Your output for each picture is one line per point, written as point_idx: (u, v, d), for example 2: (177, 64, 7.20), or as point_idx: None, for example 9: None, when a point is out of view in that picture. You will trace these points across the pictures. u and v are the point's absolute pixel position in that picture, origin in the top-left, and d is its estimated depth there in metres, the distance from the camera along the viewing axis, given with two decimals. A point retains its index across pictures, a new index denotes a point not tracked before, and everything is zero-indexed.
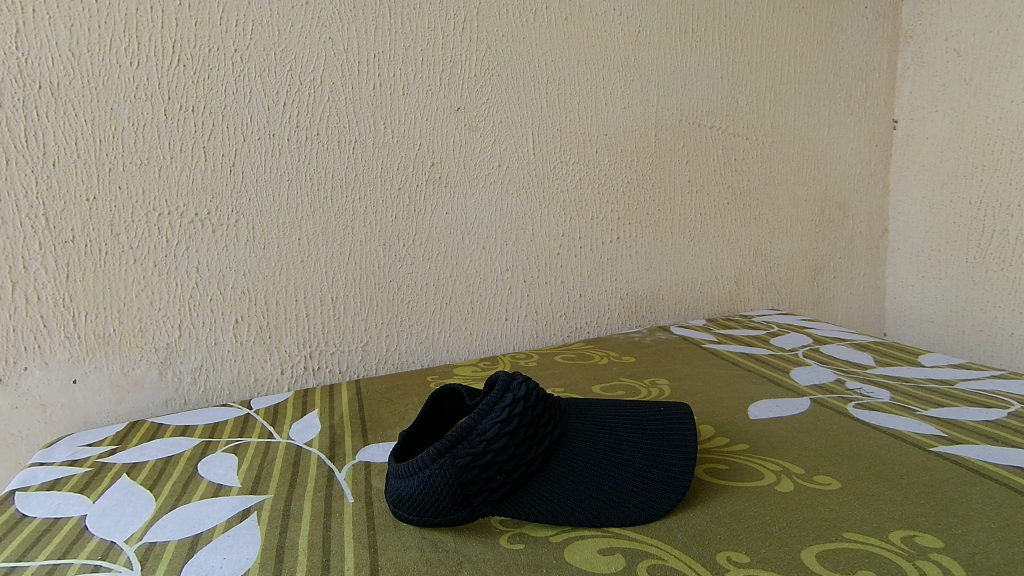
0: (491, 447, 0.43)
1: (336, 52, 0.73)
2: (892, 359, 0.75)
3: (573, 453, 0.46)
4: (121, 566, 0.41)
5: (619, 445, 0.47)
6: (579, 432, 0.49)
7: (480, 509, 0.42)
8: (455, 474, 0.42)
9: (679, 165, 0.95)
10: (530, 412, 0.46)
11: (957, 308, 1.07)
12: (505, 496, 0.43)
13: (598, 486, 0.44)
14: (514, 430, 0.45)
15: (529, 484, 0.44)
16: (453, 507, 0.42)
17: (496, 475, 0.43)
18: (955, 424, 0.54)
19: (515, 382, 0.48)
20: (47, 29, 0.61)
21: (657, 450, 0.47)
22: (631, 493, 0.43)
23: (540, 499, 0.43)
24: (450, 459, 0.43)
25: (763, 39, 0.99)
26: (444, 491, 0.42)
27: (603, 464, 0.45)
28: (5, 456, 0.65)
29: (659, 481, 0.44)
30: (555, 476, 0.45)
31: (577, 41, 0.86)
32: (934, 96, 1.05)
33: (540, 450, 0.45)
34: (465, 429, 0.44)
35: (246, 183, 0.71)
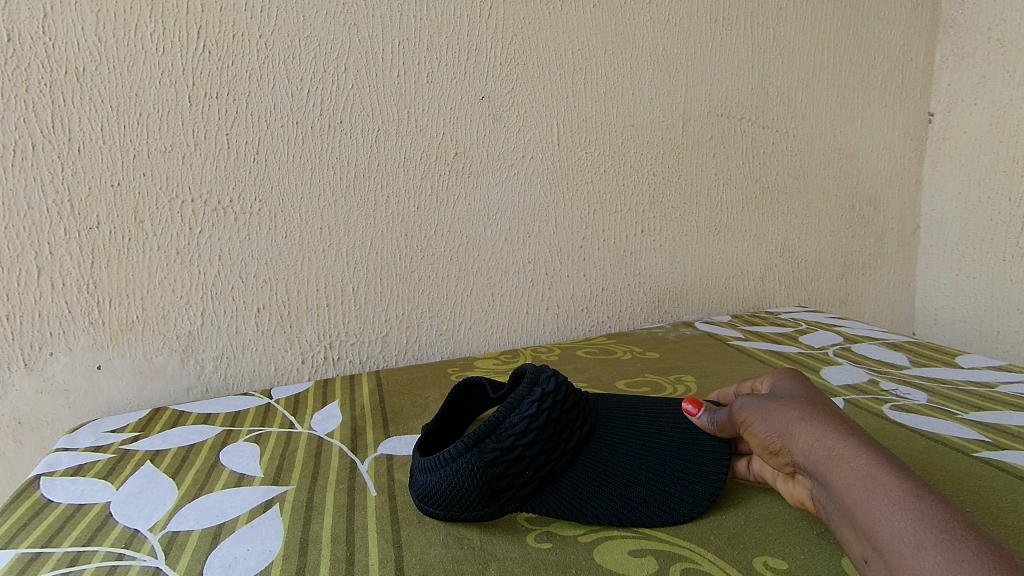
0: (519, 441, 0.43)
1: (360, 39, 0.72)
2: (927, 360, 0.73)
3: (601, 452, 0.46)
4: (145, 555, 0.41)
5: (649, 445, 0.46)
6: (606, 430, 0.48)
7: (507, 505, 0.42)
8: (483, 468, 0.42)
9: (706, 158, 0.93)
10: (559, 408, 0.46)
11: (992, 307, 1.04)
12: (532, 493, 0.43)
13: (631, 486, 0.43)
14: (543, 424, 0.44)
15: (557, 481, 0.44)
16: (480, 502, 0.42)
17: (524, 471, 0.43)
18: (998, 429, 0.53)
19: (543, 376, 0.48)
20: (73, 14, 0.61)
21: (688, 450, 0.46)
22: (664, 494, 0.42)
23: (571, 498, 0.42)
24: (475, 448, 0.42)
25: (795, 27, 0.96)
26: (470, 486, 0.41)
27: (634, 464, 0.45)
28: (29, 440, 0.66)
29: (691, 482, 0.43)
30: (584, 474, 0.44)
31: (605, 29, 0.84)
32: (973, 88, 1.02)
33: (569, 446, 0.45)
34: (492, 422, 0.44)
35: (269, 171, 0.70)
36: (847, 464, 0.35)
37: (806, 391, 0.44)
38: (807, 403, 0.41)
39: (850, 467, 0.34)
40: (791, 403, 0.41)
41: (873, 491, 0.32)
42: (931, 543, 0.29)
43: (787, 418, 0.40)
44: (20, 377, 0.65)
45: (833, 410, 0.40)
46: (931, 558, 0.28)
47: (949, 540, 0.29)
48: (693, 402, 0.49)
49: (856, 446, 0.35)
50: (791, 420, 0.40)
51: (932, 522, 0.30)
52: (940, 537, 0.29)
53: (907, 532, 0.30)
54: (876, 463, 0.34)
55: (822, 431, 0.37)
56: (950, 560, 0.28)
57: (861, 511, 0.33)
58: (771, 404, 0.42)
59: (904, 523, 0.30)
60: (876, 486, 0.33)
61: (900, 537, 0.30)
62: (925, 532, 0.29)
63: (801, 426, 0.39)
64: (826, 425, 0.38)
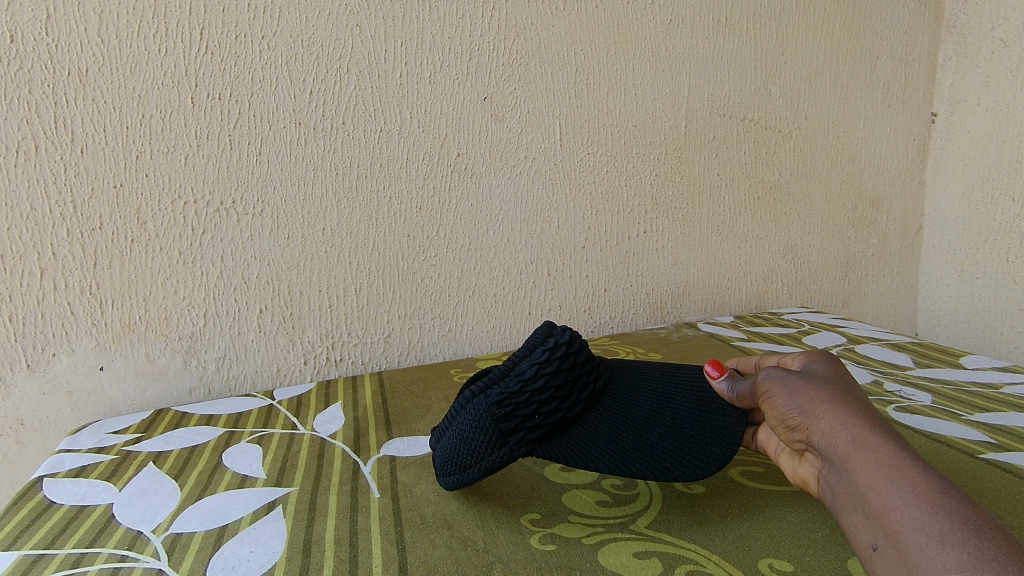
0: (528, 386, 0.44)
1: (363, 40, 0.72)
2: (932, 361, 0.72)
3: (614, 408, 0.46)
4: (148, 556, 0.41)
5: (665, 405, 0.46)
6: (621, 390, 0.48)
7: (516, 448, 0.42)
8: (491, 411, 0.43)
9: (709, 158, 0.93)
10: (572, 358, 0.46)
11: (995, 308, 1.04)
12: (542, 438, 0.43)
13: (643, 439, 0.43)
14: (555, 371, 0.45)
15: (569, 429, 0.44)
16: (489, 447, 0.42)
17: (534, 415, 0.43)
18: (1004, 431, 0.53)
19: (558, 330, 0.49)
20: (76, 15, 0.61)
21: (701, 412, 0.45)
22: (675, 452, 0.42)
23: (581, 446, 0.42)
24: (487, 395, 0.44)
25: (798, 27, 0.96)
26: (482, 426, 0.43)
27: (647, 420, 0.44)
28: (32, 441, 0.66)
29: (705, 440, 0.42)
30: (596, 425, 0.44)
31: (607, 29, 0.84)
32: (976, 88, 1.02)
33: (581, 396, 0.45)
34: (503, 371, 0.46)
35: (272, 172, 0.70)
36: (871, 452, 0.33)
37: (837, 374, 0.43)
38: (835, 388, 0.40)
39: (873, 456, 0.33)
40: (818, 384, 0.40)
41: (897, 482, 0.31)
42: (956, 539, 0.27)
43: (811, 399, 0.39)
44: (23, 378, 0.65)
45: (862, 400, 0.38)
46: (954, 554, 0.27)
47: (976, 538, 0.27)
48: (716, 366, 0.49)
49: (883, 437, 0.34)
50: (816, 401, 0.38)
51: (958, 518, 0.28)
52: (967, 535, 0.27)
53: (931, 525, 0.28)
54: (902, 456, 0.32)
55: (847, 418, 0.36)
56: (975, 558, 0.26)
57: (880, 501, 0.31)
58: (796, 381, 0.41)
59: (928, 517, 0.29)
60: (898, 475, 0.31)
61: (919, 528, 0.29)
62: (948, 526, 0.28)
63: (825, 409, 0.37)
64: (853, 412, 0.36)
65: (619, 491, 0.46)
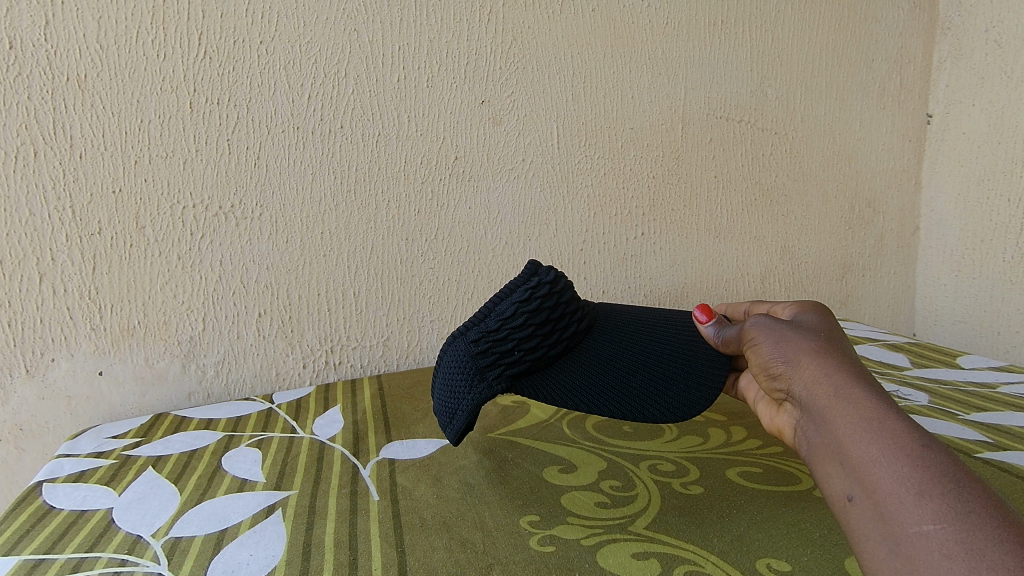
0: (508, 325, 0.45)
1: (361, 44, 0.72)
2: (929, 361, 0.73)
3: (599, 346, 0.48)
4: (147, 561, 0.41)
5: (650, 346, 0.49)
6: (608, 328, 0.50)
7: (494, 384, 0.44)
8: (472, 351, 0.44)
9: (706, 160, 0.93)
10: (555, 297, 0.47)
11: (992, 308, 1.05)
12: (521, 374, 0.45)
13: (629, 381, 0.46)
14: (536, 310, 0.46)
15: (551, 367, 0.46)
16: (468, 384, 0.44)
17: (514, 352, 0.45)
18: (1000, 430, 0.53)
19: (542, 269, 0.49)
20: (75, 21, 0.61)
21: (687, 355, 0.49)
22: (659, 396, 0.46)
23: (565, 387, 0.45)
24: (467, 335, 0.45)
25: (793, 29, 0.96)
26: (461, 365, 0.45)
27: (632, 358, 0.48)
28: (31, 446, 0.66)
29: (687, 384, 0.47)
30: (577, 365, 0.47)
31: (604, 33, 0.84)
32: (971, 89, 1.03)
33: (564, 336, 0.47)
34: (485, 311, 0.46)
35: (270, 176, 0.70)
36: (853, 407, 0.34)
37: (824, 327, 0.44)
38: (823, 341, 0.41)
39: (856, 411, 0.34)
40: (806, 336, 0.41)
41: (878, 435, 0.32)
42: (935, 492, 0.29)
43: (797, 352, 0.40)
44: (21, 384, 0.65)
45: (846, 352, 0.40)
46: (932, 506, 0.28)
47: (955, 491, 0.28)
48: (705, 311, 0.51)
49: (865, 391, 0.35)
50: (802, 353, 0.40)
51: (937, 472, 0.29)
52: (945, 488, 0.29)
53: (910, 478, 0.30)
54: (884, 409, 0.33)
55: (831, 372, 0.37)
56: (954, 510, 0.28)
57: (860, 454, 0.32)
58: (784, 333, 0.42)
59: (907, 470, 0.30)
60: (879, 429, 0.32)
61: (897, 481, 0.30)
62: (927, 480, 0.29)
63: (811, 362, 0.39)
64: (837, 365, 0.38)
65: (618, 493, 0.46)
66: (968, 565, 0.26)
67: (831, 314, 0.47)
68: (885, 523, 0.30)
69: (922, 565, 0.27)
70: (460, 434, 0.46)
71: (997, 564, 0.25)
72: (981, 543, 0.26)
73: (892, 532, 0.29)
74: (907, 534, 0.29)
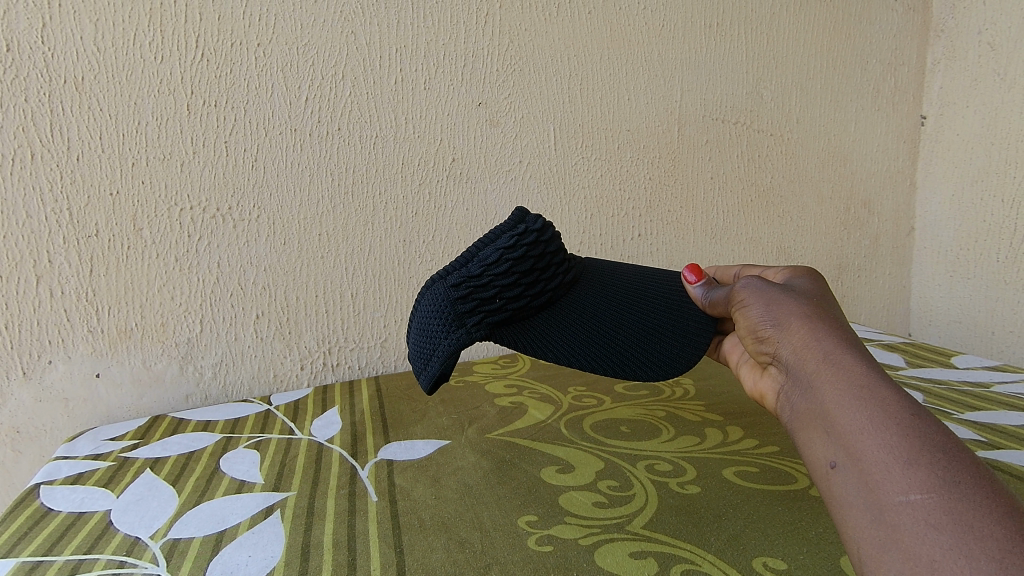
0: (491, 271, 0.45)
1: (358, 46, 0.72)
2: (923, 360, 0.73)
3: (582, 299, 0.48)
4: (146, 562, 0.41)
5: (635, 304, 0.49)
6: (592, 284, 0.50)
7: (474, 330, 0.43)
8: (453, 296, 0.44)
9: (702, 162, 0.94)
10: (541, 246, 0.47)
11: (987, 308, 1.05)
12: (502, 323, 0.44)
13: (613, 335, 0.46)
14: (521, 258, 0.46)
15: (533, 318, 0.46)
16: (446, 329, 0.44)
17: (496, 299, 0.44)
18: (994, 429, 0.53)
19: (529, 217, 0.49)
20: (72, 23, 0.61)
21: (672, 314, 0.49)
22: (644, 352, 0.45)
23: (546, 339, 0.45)
24: (448, 280, 0.45)
25: (789, 32, 0.97)
26: (440, 309, 0.44)
27: (616, 314, 0.47)
28: (28, 448, 0.66)
29: (673, 342, 0.46)
30: (560, 316, 0.46)
31: (600, 35, 0.84)
32: (965, 91, 1.03)
33: (548, 286, 0.47)
34: (468, 256, 0.46)
35: (268, 179, 0.71)
36: (842, 374, 0.33)
37: (818, 292, 0.43)
38: (813, 304, 0.40)
39: (845, 377, 0.33)
40: (797, 299, 0.40)
41: (867, 403, 0.31)
42: (924, 462, 0.28)
43: (787, 316, 0.39)
44: (18, 386, 0.64)
45: (837, 319, 0.39)
46: (921, 475, 0.27)
47: (946, 462, 0.28)
48: (693, 272, 0.51)
49: (854, 356, 0.34)
50: (792, 316, 0.39)
51: (927, 442, 0.28)
52: (935, 458, 0.28)
53: (899, 447, 0.29)
54: (873, 376, 0.32)
55: (821, 337, 0.36)
56: (942, 481, 0.27)
57: (846, 420, 0.31)
58: (775, 295, 0.41)
59: (896, 439, 0.29)
60: (867, 395, 0.31)
61: (883, 449, 0.29)
62: (916, 449, 0.28)
63: (802, 326, 0.38)
64: (827, 330, 0.37)
65: (615, 493, 0.46)
66: (956, 537, 0.25)
67: (824, 280, 0.46)
68: (868, 491, 0.29)
69: (907, 535, 0.27)
70: (434, 382, 0.45)
71: (988, 538, 0.25)
72: (971, 516, 0.26)
73: (876, 501, 0.28)
74: (893, 504, 0.28)
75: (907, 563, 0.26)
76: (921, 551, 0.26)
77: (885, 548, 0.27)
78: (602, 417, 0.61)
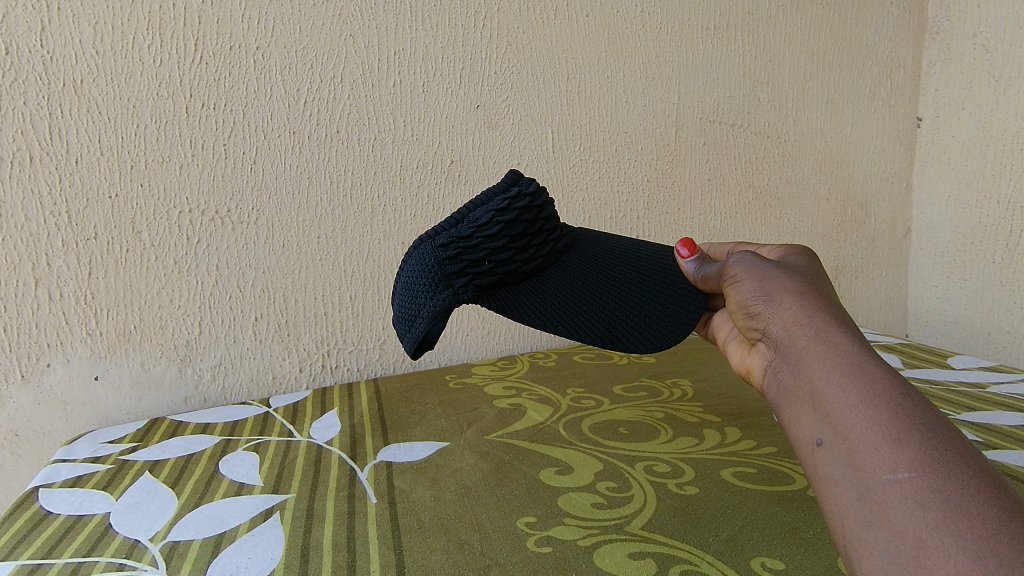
0: (481, 233, 0.45)
1: (357, 49, 0.72)
2: (920, 361, 0.74)
3: (572, 268, 0.48)
4: (145, 565, 0.41)
5: (626, 275, 0.49)
6: (584, 253, 0.50)
7: (461, 292, 0.43)
8: (440, 255, 0.44)
9: (699, 164, 0.94)
10: (533, 210, 0.47)
11: (983, 309, 1.06)
12: (489, 287, 0.44)
13: (602, 305, 0.46)
14: (513, 221, 0.46)
15: (522, 284, 0.46)
16: (431, 290, 0.43)
17: (485, 262, 0.44)
18: (991, 429, 0.54)
19: (522, 181, 0.49)
20: (71, 27, 0.61)
21: (663, 286, 0.49)
22: (632, 324, 0.46)
23: (533, 306, 0.45)
24: (437, 239, 0.44)
25: (785, 35, 0.97)
26: (428, 269, 0.44)
27: (605, 284, 0.48)
28: (27, 451, 0.66)
29: (661, 315, 0.47)
30: (549, 283, 0.47)
31: (598, 38, 0.85)
32: (960, 93, 1.04)
33: (539, 253, 0.47)
34: (459, 217, 0.46)
35: (267, 181, 0.71)
36: (832, 351, 0.33)
37: (811, 270, 0.43)
38: (806, 281, 0.39)
39: (835, 356, 0.32)
40: (789, 275, 0.40)
41: (856, 381, 0.31)
42: (913, 440, 0.27)
43: (779, 292, 0.39)
44: (17, 389, 0.64)
45: (829, 296, 0.38)
46: (909, 453, 0.27)
47: (935, 440, 0.27)
48: (687, 246, 0.50)
49: (846, 333, 0.34)
50: (784, 292, 0.38)
51: (918, 420, 0.28)
52: (924, 436, 0.27)
53: (888, 425, 0.28)
54: (864, 354, 0.32)
55: (812, 314, 0.36)
56: (931, 459, 0.27)
57: (835, 399, 0.31)
58: (767, 270, 0.41)
59: (885, 417, 0.29)
60: (858, 373, 0.31)
61: (872, 427, 0.29)
62: (906, 427, 0.28)
63: (794, 302, 0.37)
64: (818, 306, 0.36)
65: (614, 493, 0.46)
66: (942, 515, 0.25)
67: (818, 260, 0.45)
68: (854, 468, 0.29)
69: (893, 514, 0.26)
70: (416, 344, 0.44)
71: (976, 517, 0.24)
72: (958, 494, 0.25)
73: (861, 479, 0.28)
74: (880, 482, 0.27)
75: (893, 542, 0.26)
76: (907, 529, 0.25)
77: (870, 527, 0.27)
78: (600, 419, 0.61)
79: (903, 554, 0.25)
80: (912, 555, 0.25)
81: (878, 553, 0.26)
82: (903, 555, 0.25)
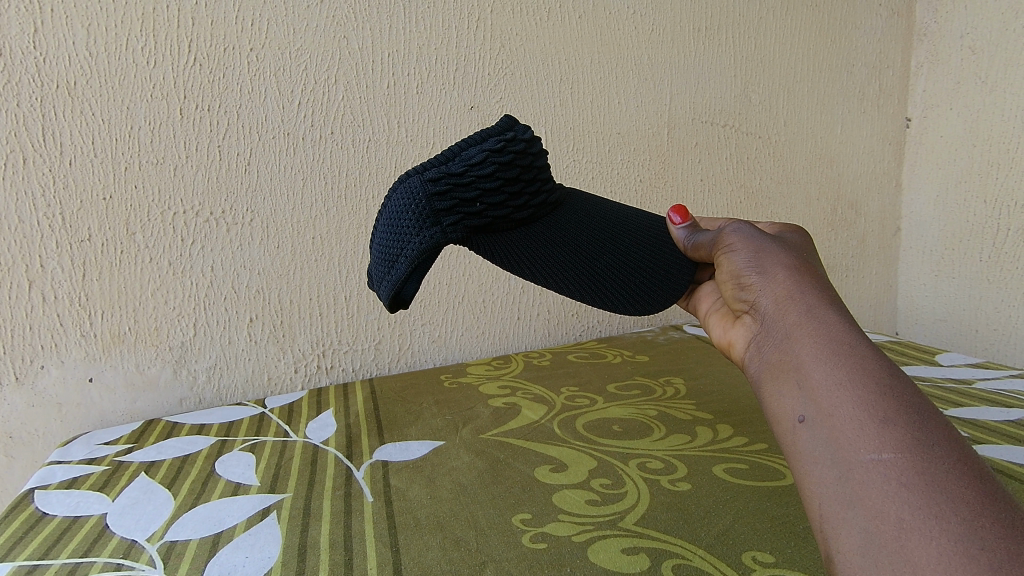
0: (474, 171, 0.44)
1: (350, 51, 0.73)
2: (909, 358, 0.75)
3: (564, 220, 0.49)
4: (143, 564, 0.41)
5: (618, 233, 0.49)
6: (576, 208, 0.50)
7: (449, 232, 0.43)
8: (430, 191, 0.43)
9: (691, 164, 0.95)
10: (529, 157, 0.47)
11: (970, 306, 1.07)
12: (478, 230, 0.45)
13: (593, 263, 0.47)
14: (507, 164, 0.45)
15: (511, 232, 0.46)
16: (417, 227, 0.43)
17: (476, 203, 0.44)
18: (977, 424, 0.55)
19: (518, 126, 0.48)
20: (64, 28, 0.61)
21: (654, 250, 0.50)
22: (620, 284, 0.47)
23: (521, 256, 0.46)
24: (426, 174, 0.44)
25: (776, 36, 0.98)
26: (415, 204, 0.43)
27: (598, 241, 0.48)
28: (21, 453, 0.66)
29: (650, 277, 0.48)
30: (540, 234, 0.47)
31: (591, 40, 0.85)
32: (948, 94, 1.05)
33: (532, 203, 0.47)
34: (450, 154, 0.45)
35: (261, 182, 0.71)
36: (823, 330, 0.33)
37: (805, 249, 0.44)
38: (800, 258, 0.40)
39: (824, 333, 0.33)
40: (783, 250, 0.41)
41: (845, 360, 0.31)
42: (900, 422, 0.28)
43: (773, 266, 0.39)
44: (11, 391, 0.64)
45: (821, 274, 0.39)
46: (895, 436, 0.28)
47: (921, 424, 0.28)
48: (679, 213, 0.51)
49: (836, 312, 0.34)
50: (776, 267, 0.39)
51: (904, 403, 0.29)
52: (911, 419, 0.28)
53: (876, 406, 0.29)
54: (853, 335, 0.33)
55: (804, 291, 0.37)
56: (916, 441, 0.27)
57: (822, 376, 0.32)
58: (761, 244, 0.42)
59: (873, 398, 0.29)
60: (847, 352, 0.32)
61: (857, 405, 0.29)
62: (892, 408, 0.29)
63: (787, 279, 0.38)
64: (810, 284, 0.37)
65: (608, 490, 0.47)
66: (925, 497, 0.26)
67: (812, 241, 0.47)
68: (836, 446, 0.29)
69: (874, 494, 0.27)
70: (397, 286, 0.44)
71: (959, 501, 0.25)
72: (942, 478, 0.26)
73: (844, 458, 0.29)
74: (863, 461, 0.28)
75: (873, 522, 0.26)
76: (889, 509, 0.26)
77: (849, 507, 0.27)
78: (594, 417, 0.62)
79: (882, 534, 0.26)
80: (892, 535, 0.26)
81: (857, 532, 0.27)
82: (882, 535, 0.26)
